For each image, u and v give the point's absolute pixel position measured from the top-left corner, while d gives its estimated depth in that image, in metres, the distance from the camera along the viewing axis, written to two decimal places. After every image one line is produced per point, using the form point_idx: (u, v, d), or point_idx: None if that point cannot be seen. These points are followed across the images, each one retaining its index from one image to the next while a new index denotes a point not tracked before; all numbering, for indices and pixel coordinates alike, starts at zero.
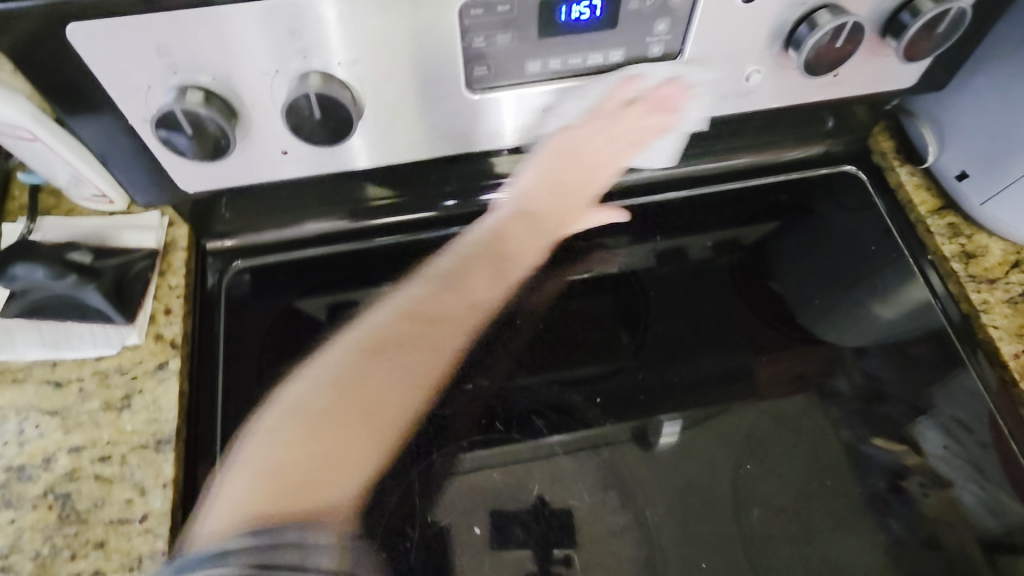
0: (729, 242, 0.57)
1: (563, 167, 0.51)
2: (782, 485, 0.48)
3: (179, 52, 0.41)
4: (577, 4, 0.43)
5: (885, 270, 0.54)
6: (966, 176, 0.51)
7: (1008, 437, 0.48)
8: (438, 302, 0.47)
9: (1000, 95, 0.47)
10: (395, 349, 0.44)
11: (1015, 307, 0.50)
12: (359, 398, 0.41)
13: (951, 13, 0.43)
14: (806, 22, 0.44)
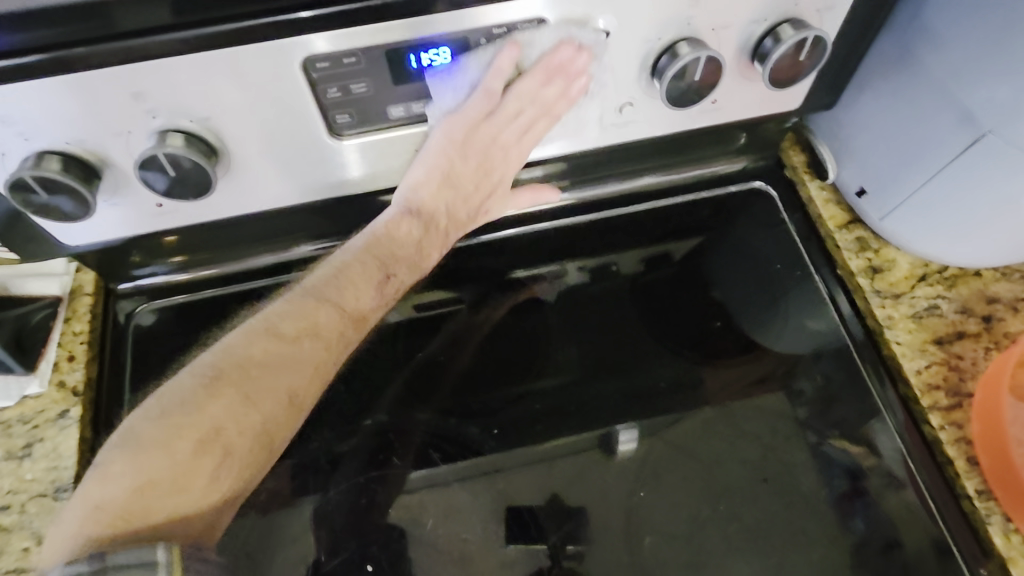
0: (660, 256, 0.57)
1: (457, 152, 0.45)
2: (676, 510, 0.47)
3: (27, 119, 0.36)
4: (426, 51, 0.40)
5: (792, 287, 0.55)
6: (864, 192, 0.51)
7: (906, 457, 0.48)
8: (300, 318, 0.42)
9: (891, 110, 0.47)
10: (300, 338, 0.42)
11: (919, 322, 0.50)
12: (276, 389, 0.40)
13: (810, 40, 0.41)
14: (771, 35, 0.42)
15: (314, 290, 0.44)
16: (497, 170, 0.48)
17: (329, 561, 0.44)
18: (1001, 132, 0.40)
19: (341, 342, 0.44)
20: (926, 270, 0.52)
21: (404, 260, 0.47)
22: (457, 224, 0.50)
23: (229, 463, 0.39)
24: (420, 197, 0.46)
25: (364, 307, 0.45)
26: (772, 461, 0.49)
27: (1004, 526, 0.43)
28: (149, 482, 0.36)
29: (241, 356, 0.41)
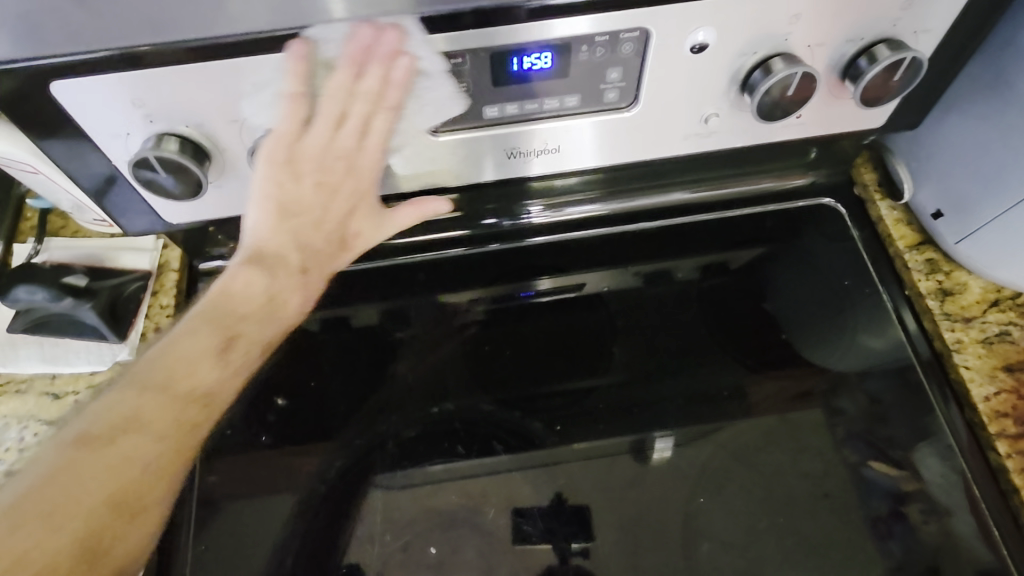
0: (717, 265, 0.58)
1: (277, 182, 0.41)
2: (734, 520, 0.47)
3: (155, 103, 0.39)
4: (528, 55, 0.41)
5: (859, 304, 0.55)
6: (941, 214, 0.51)
7: (971, 482, 0.47)
8: (131, 410, 0.35)
9: (977, 134, 0.47)
10: (116, 438, 0.34)
11: (989, 347, 0.50)
12: (84, 515, 0.32)
13: (907, 62, 0.41)
14: (866, 55, 0.42)
15: (138, 381, 0.36)
16: (342, 184, 0.43)
17: (385, 543, 0.46)
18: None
19: (183, 426, 0.36)
20: (999, 295, 0.52)
21: (252, 317, 0.40)
22: (328, 248, 0.44)
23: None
24: (263, 238, 0.42)
25: (204, 385, 0.37)
26: (830, 478, 0.49)
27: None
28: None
29: (13, 492, 0.32)
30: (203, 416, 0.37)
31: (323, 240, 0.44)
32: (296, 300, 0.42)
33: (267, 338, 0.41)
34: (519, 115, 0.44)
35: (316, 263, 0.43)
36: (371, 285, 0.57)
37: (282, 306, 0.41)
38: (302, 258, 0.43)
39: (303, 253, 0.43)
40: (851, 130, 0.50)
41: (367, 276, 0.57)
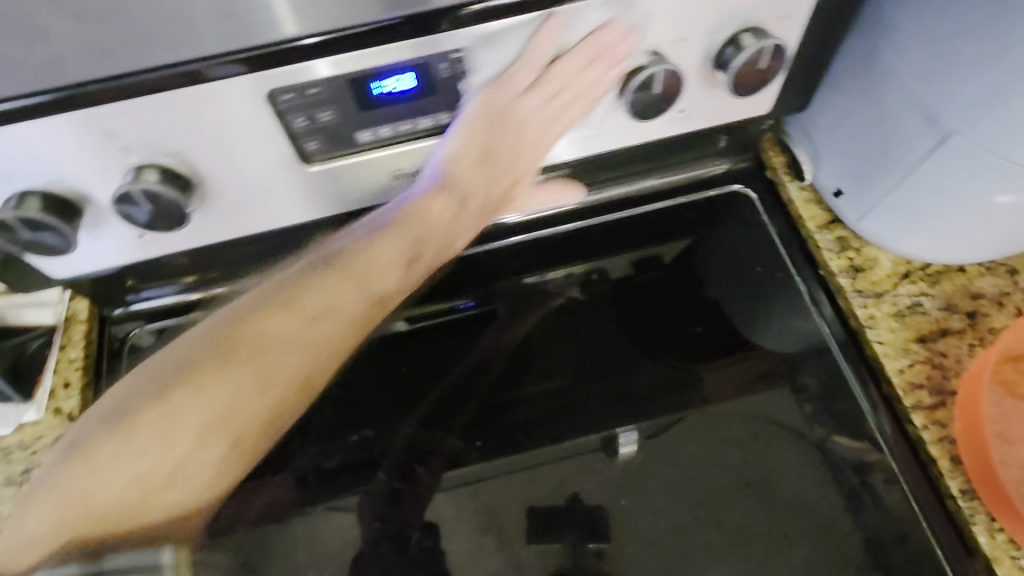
0: (651, 258, 0.75)
1: (493, 127, 0.53)
2: (655, 518, 0.61)
3: (129, 134, 0.47)
4: (385, 82, 0.49)
5: (777, 287, 0.72)
6: (841, 193, 0.66)
7: (885, 444, 0.62)
8: (317, 297, 0.52)
9: (871, 103, 0.59)
10: (321, 316, 0.53)
11: (902, 322, 0.67)
12: (284, 374, 0.52)
13: (767, 48, 0.52)
14: (732, 43, 0.53)
15: (338, 266, 0.53)
16: (526, 152, 0.57)
17: (422, 543, 0.61)
18: (962, 132, 0.52)
19: (354, 325, 0.54)
20: (909, 267, 0.70)
21: (436, 238, 0.56)
22: (490, 202, 0.59)
23: (233, 450, 0.52)
24: (454, 170, 0.55)
25: (388, 292, 0.55)
26: (748, 467, 0.63)
27: (987, 526, 0.57)
28: (169, 457, 0.49)
29: (251, 332, 0.51)
30: (376, 314, 0.56)
31: (498, 192, 0.59)
32: (464, 236, 0.59)
33: (433, 262, 0.58)
34: (435, 129, 0.54)
35: (484, 211, 0.59)
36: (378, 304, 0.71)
37: (454, 232, 0.57)
38: (476, 201, 0.58)
39: (483, 197, 0.58)
40: (749, 113, 0.63)
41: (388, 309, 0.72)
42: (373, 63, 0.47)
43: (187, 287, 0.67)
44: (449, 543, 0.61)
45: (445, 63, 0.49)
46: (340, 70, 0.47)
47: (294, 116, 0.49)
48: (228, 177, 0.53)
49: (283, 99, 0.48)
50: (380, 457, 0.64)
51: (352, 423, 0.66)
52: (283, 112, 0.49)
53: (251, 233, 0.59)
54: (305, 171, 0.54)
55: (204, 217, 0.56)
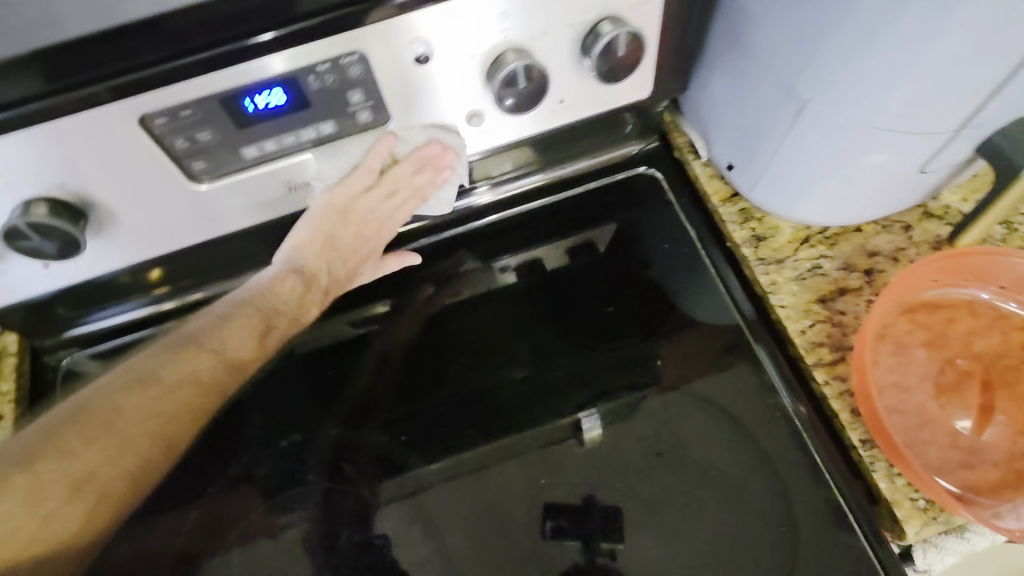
0: (584, 245, 0.78)
1: (334, 222, 0.63)
2: (638, 497, 0.63)
3: (8, 174, 0.49)
4: (258, 99, 0.51)
5: (684, 260, 0.75)
6: (733, 167, 0.69)
7: (792, 401, 0.65)
8: (179, 368, 0.58)
9: (743, 78, 0.61)
10: (180, 385, 0.58)
11: (801, 285, 0.69)
12: (149, 433, 0.56)
13: (623, 37, 0.55)
14: (593, 32, 0.55)
15: (191, 343, 0.60)
16: (370, 238, 0.67)
17: (354, 539, 0.63)
18: (815, 99, 0.55)
19: (212, 389, 0.59)
20: (808, 233, 0.72)
21: (285, 314, 0.64)
22: (337, 281, 0.68)
23: (101, 503, 0.54)
24: (302, 257, 0.64)
25: (241, 360, 0.61)
26: (701, 440, 0.65)
27: (887, 472, 0.59)
28: (37, 511, 0.52)
29: (125, 397, 0.56)
30: (230, 381, 0.61)
31: (343, 272, 0.68)
32: (313, 309, 0.67)
33: (287, 330, 0.65)
34: (316, 139, 0.56)
35: (332, 287, 0.68)
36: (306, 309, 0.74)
37: (305, 311, 0.66)
38: (326, 280, 0.67)
39: (328, 277, 0.67)
40: (631, 99, 0.66)
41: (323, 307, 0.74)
42: (238, 82, 0.49)
43: (158, 298, 0.73)
44: (378, 537, 0.63)
45: (312, 75, 0.51)
46: (200, 93, 0.48)
47: (173, 138, 0.51)
48: (116, 203, 0.55)
49: (157, 122, 0.50)
50: (309, 458, 0.66)
51: (280, 429, 0.68)
52: (160, 136, 0.51)
53: (158, 254, 0.61)
54: (195, 190, 0.56)
55: (107, 243, 0.58)
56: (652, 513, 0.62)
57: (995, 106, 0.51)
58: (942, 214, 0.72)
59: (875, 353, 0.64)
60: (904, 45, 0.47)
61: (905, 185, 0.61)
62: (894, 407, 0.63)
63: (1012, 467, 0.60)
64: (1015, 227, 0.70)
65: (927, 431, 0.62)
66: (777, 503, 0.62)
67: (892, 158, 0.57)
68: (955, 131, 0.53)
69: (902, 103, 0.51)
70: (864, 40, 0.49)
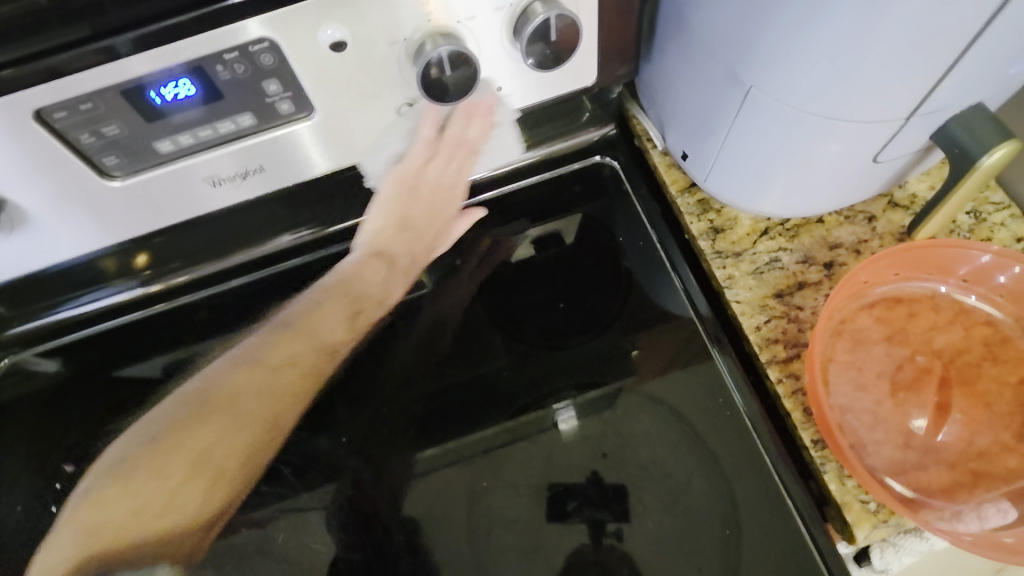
0: (549, 236, 0.75)
1: (406, 204, 0.69)
2: (617, 478, 0.62)
3: None
4: (163, 91, 0.49)
5: (642, 254, 0.73)
6: (687, 156, 0.66)
7: (742, 403, 0.63)
8: (279, 351, 0.66)
9: (690, 63, 0.58)
10: (281, 367, 0.65)
11: (758, 279, 0.66)
12: (257, 414, 0.64)
13: (554, 21, 0.52)
14: (525, 13, 0.52)
15: (288, 330, 0.67)
16: (440, 207, 0.72)
17: (287, 544, 0.61)
18: (758, 85, 0.52)
19: (308, 375, 0.66)
20: (768, 225, 0.69)
21: (370, 297, 0.70)
22: (411, 260, 0.72)
23: (217, 482, 0.62)
24: (381, 242, 0.71)
25: (335, 342, 0.67)
26: (657, 443, 0.63)
27: (838, 474, 0.57)
28: (162, 492, 0.60)
29: (233, 386, 0.64)
30: (326, 364, 0.67)
31: (421, 249, 0.72)
32: (399, 292, 0.71)
33: (378, 314, 0.70)
34: (236, 132, 0.54)
35: (413, 266, 0.72)
36: (254, 310, 0.74)
37: (388, 294, 0.71)
38: (406, 260, 0.72)
39: (406, 256, 0.72)
40: (577, 86, 0.63)
41: (294, 290, 0.74)
42: (139, 74, 0.46)
43: (145, 281, 0.72)
44: (317, 542, 0.61)
45: (220, 65, 0.48)
46: (100, 85, 0.46)
47: (77, 132, 0.49)
48: (23, 201, 0.52)
49: (56, 117, 0.47)
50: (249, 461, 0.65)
51: None
52: (63, 131, 0.48)
53: (84, 251, 0.59)
54: (107, 187, 0.54)
55: (25, 241, 0.56)
56: (596, 514, 0.61)
57: (947, 90, 0.48)
58: (909, 203, 0.68)
59: (831, 349, 0.62)
60: (851, 26, 0.44)
61: (859, 176, 0.58)
62: (847, 406, 0.60)
63: (966, 468, 0.58)
64: (982, 217, 0.67)
65: (880, 430, 0.59)
66: (723, 506, 0.61)
67: (845, 147, 0.54)
68: (906, 118, 0.50)
69: (849, 89, 0.48)
70: (807, 22, 0.45)
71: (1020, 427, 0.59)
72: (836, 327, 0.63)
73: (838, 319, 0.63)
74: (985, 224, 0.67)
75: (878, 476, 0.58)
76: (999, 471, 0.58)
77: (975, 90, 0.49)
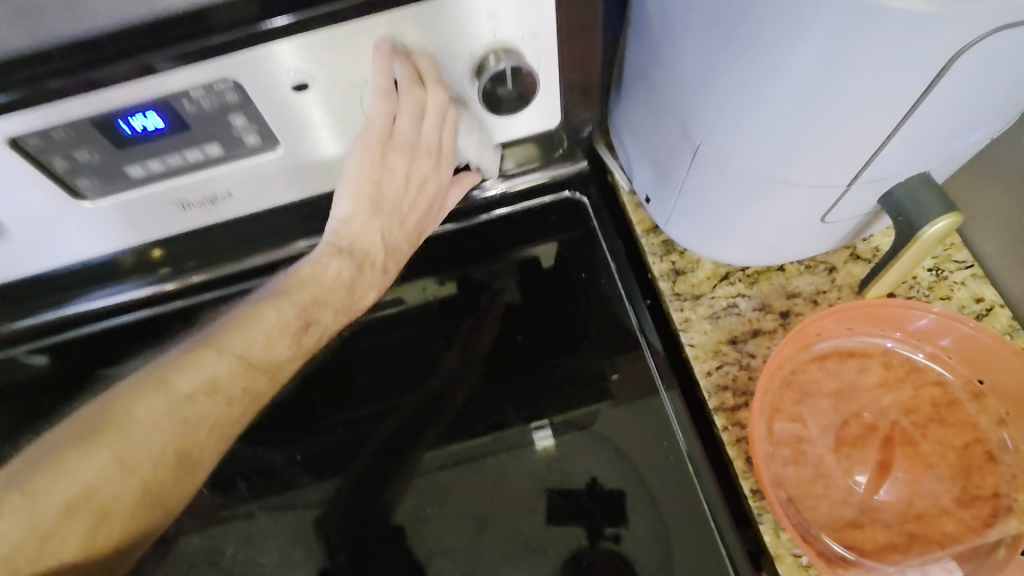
0: (525, 264, 0.77)
1: (375, 178, 0.58)
2: (583, 500, 0.64)
3: None
4: (132, 122, 0.51)
5: (605, 292, 0.74)
6: (650, 200, 0.68)
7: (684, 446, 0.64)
8: (196, 371, 0.54)
9: (651, 113, 0.60)
10: (195, 392, 0.54)
11: (714, 324, 0.67)
12: (163, 448, 0.53)
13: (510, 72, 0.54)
14: (484, 61, 0.54)
15: (210, 343, 0.56)
16: (425, 180, 0.62)
17: (237, 555, 0.64)
18: (707, 143, 0.53)
19: (234, 397, 0.55)
20: (729, 271, 0.70)
21: (335, 297, 0.61)
22: (389, 249, 0.65)
23: (105, 523, 0.51)
24: (349, 231, 0.60)
25: (273, 361, 0.57)
26: (603, 480, 0.65)
27: (773, 526, 0.58)
28: (38, 527, 0.49)
29: (126, 409, 0.53)
30: (261, 384, 0.57)
31: (400, 232, 0.64)
32: (369, 292, 0.65)
33: (329, 325, 0.61)
34: (206, 160, 0.56)
35: (387, 257, 0.65)
36: None
37: (358, 296, 0.63)
38: (381, 253, 0.63)
39: (381, 250, 0.63)
40: (543, 127, 0.65)
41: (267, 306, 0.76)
42: (108, 107, 0.49)
43: (162, 278, 0.74)
44: (263, 555, 0.64)
45: (187, 100, 0.50)
46: (70, 116, 0.48)
47: (51, 156, 0.51)
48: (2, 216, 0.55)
49: (31, 142, 0.50)
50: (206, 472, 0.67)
51: None
52: (38, 155, 0.51)
53: (61, 262, 0.62)
54: (81, 207, 0.56)
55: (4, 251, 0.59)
56: (595, 520, 0.64)
57: (888, 161, 0.49)
58: (870, 257, 0.69)
59: (779, 400, 0.63)
60: (790, 95, 0.45)
61: (810, 232, 0.58)
62: (789, 457, 0.61)
63: (902, 528, 0.58)
64: (943, 275, 0.67)
65: (820, 484, 0.60)
66: (658, 551, 0.62)
67: (792, 207, 0.55)
68: (847, 186, 0.51)
69: (791, 154, 0.49)
70: (749, 90, 0.46)
71: (960, 491, 0.59)
72: (785, 377, 0.63)
73: (788, 370, 0.63)
74: (945, 282, 0.67)
75: (815, 531, 0.58)
76: (935, 534, 0.58)
77: (918, 162, 0.49)
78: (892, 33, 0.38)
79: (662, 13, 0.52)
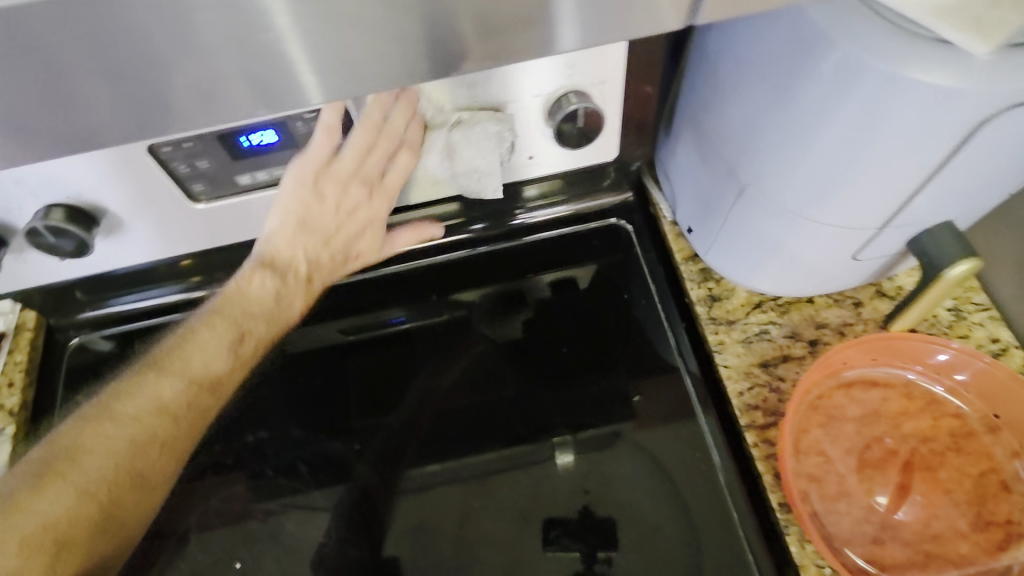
0: (568, 283, 0.83)
1: (310, 202, 0.63)
2: (611, 508, 0.69)
3: (35, 181, 0.57)
4: (249, 139, 0.59)
5: (643, 314, 0.80)
6: (691, 231, 0.74)
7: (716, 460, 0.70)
8: (139, 395, 0.59)
9: (700, 154, 0.66)
10: (135, 416, 0.59)
11: (746, 348, 0.72)
12: (115, 470, 0.56)
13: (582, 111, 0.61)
14: (559, 101, 0.61)
15: (155, 369, 0.61)
16: (359, 213, 0.67)
17: (297, 534, 0.70)
18: (752, 184, 0.60)
19: (176, 415, 0.60)
20: (762, 299, 0.75)
21: (259, 314, 0.66)
22: (316, 268, 0.69)
23: (66, 552, 0.53)
24: (275, 244, 0.65)
25: (212, 376, 0.62)
26: (636, 488, 0.70)
27: (799, 537, 0.63)
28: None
29: (76, 443, 0.57)
30: (204, 400, 0.62)
31: (326, 257, 0.69)
32: (295, 303, 0.69)
33: (266, 336, 0.67)
34: None
35: (315, 273, 0.69)
36: None
37: (285, 307, 0.68)
38: (304, 267, 0.68)
39: (307, 264, 0.68)
40: (600, 160, 0.72)
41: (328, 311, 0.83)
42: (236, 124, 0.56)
43: (191, 286, 0.81)
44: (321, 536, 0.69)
45: (301, 121, 0.58)
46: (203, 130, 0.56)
47: (176, 163, 0.59)
48: (124, 212, 0.62)
49: (164, 150, 0.57)
50: (271, 457, 0.73)
51: (249, 425, 0.75)
52: (167, 161, 0.58)
53: (162, 255, 0.69)
54: (193, 208, 0.64)
55: (116, 243, 0.66)
56: (591, 548, 0.67)
57: (916, 209, 0.55)
58: (895, 295, 0.74)
59: (806, 422, 0.68)
60: (827, 148, 0.51)
61: (841, 268, 0.64)
62: (814, 475, 0.66)
63: (920, 548, 0.62)
64: (963, 315, 0.72)
65: (843, 501, 0.65)
66: (687, 557, 0.66)
67: (826, 245, 0.61)
68: (879, 228, 0.57)
69: (829, 199, 0.55)
70: (794, 141, 0.53)
71: (975, 515, 0.64)
72: (812, 402, 0.68)
73: (815, 394, 0.68)
74: (965, 322, 0.72)
75: (837, 544, 0.62)
76: (951, 555, 0.62)
77: (943, 210, 0.55)
78: (918, 103, 0.45)
79: (717, 69, 0.59)
